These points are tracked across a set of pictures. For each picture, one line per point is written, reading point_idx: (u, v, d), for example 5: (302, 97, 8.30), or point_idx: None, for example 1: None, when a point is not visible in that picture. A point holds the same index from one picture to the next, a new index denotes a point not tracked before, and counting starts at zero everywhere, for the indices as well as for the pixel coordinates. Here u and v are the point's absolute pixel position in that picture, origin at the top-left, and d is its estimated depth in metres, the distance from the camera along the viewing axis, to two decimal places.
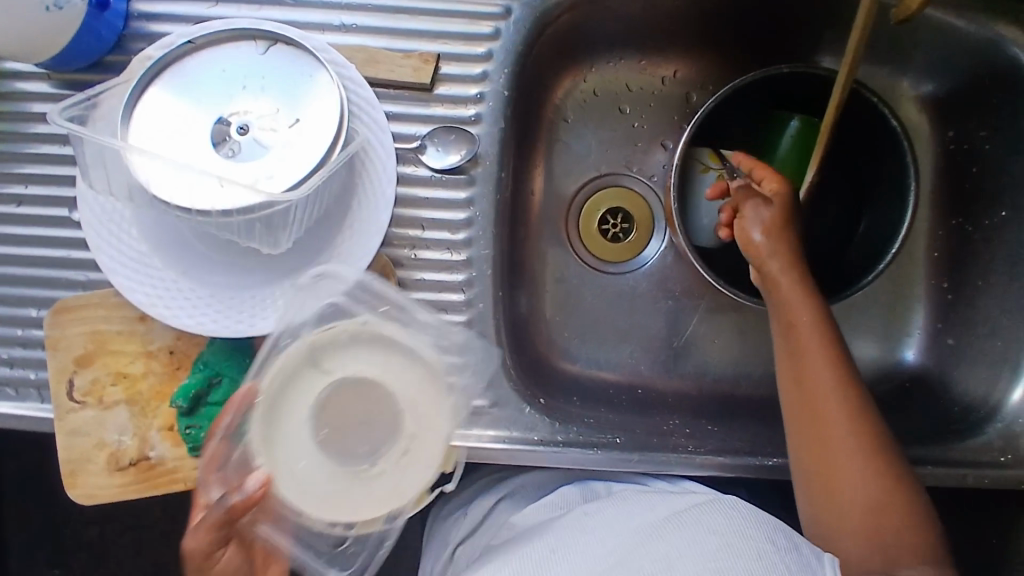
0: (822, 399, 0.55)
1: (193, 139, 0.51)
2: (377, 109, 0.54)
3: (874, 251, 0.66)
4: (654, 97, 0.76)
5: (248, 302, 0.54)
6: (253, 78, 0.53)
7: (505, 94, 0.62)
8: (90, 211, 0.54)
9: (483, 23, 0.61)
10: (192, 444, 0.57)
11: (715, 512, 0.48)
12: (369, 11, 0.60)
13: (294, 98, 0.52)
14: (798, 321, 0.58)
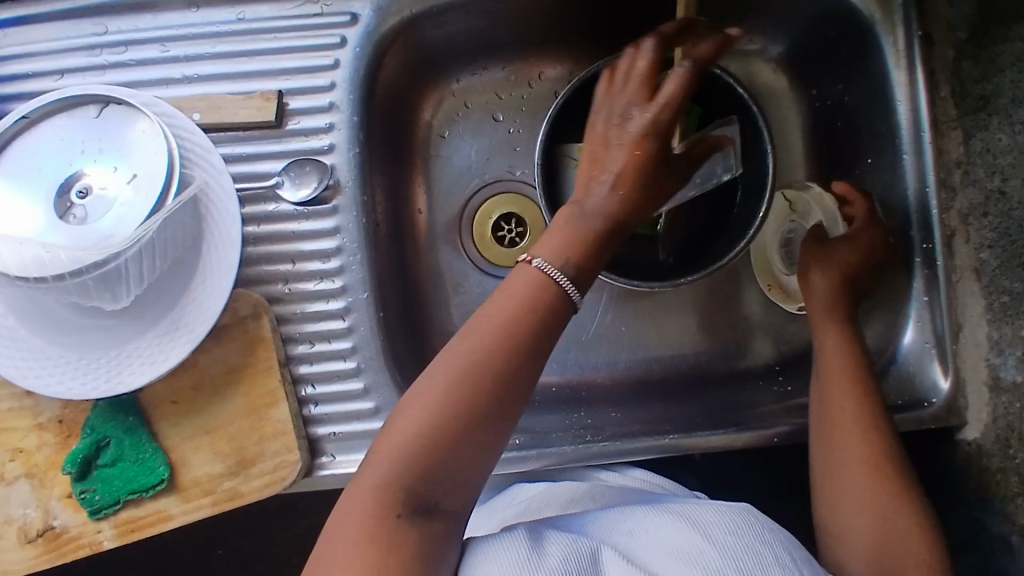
0: (845, 428, 0.55)
1: (33, 209, 0.52)
2: (213, 153, 0.56)
3: (747, 215, 0.67)
4: (526, 100, 0.76)
5: (117, 357, 0.55)
6: (88, 142, 0.54)
7: (355, 121, 0.63)
8: None
9: (323, 55, 0.63)
10: (89, 508, 0.58)
11: (736, 518, 0.45)
12: (209, 60, 0.62)
13: (128, 153, 0.53)
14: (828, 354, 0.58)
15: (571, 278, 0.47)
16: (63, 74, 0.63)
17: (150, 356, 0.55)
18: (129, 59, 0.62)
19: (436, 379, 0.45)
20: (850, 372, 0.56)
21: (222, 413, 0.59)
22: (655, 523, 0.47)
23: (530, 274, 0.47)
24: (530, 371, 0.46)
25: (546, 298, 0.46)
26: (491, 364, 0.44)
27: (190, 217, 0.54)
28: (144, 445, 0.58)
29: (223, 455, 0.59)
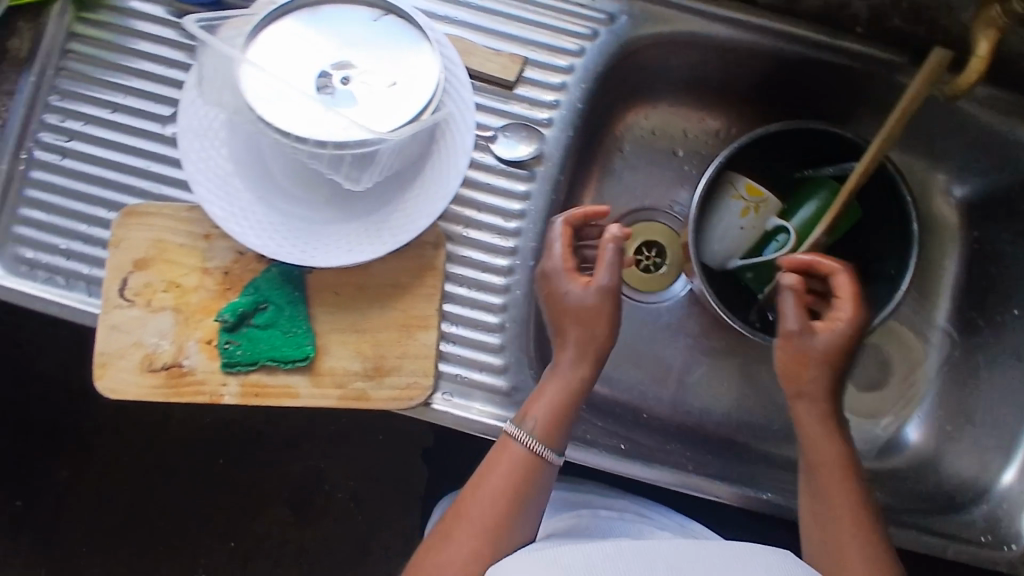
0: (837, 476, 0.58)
1: (297, 79, 0.55)
2: (466, 88, 0.60)
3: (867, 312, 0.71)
4: (706, 147, 0.82)
5: (316, 234, 0.58)
6: (361, 36, 0.56)
7: (578, 107, 0.68)
8: (189, 123, 0.58)
9: (572, 41, 0.67)
10: (226, 359, 0.60)
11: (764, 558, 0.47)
12: (472, 10, 0.67)
13: (396, 60, 0.56)
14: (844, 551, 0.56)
15: (540, 438, 0.58)
16: None
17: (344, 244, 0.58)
18: None
19: (461, 524, 0.56)
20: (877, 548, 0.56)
21: (376, 319, 0.62)
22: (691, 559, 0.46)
23: (545, 429, 0.58)
24: (533, 489, 0.58)
25: (535, 465, 0.58)
26: (517, 477, 0.57)
27: (429, 136, 0.58)
28: (299, 322, 0.61)
29: (363, 357, 0.61)
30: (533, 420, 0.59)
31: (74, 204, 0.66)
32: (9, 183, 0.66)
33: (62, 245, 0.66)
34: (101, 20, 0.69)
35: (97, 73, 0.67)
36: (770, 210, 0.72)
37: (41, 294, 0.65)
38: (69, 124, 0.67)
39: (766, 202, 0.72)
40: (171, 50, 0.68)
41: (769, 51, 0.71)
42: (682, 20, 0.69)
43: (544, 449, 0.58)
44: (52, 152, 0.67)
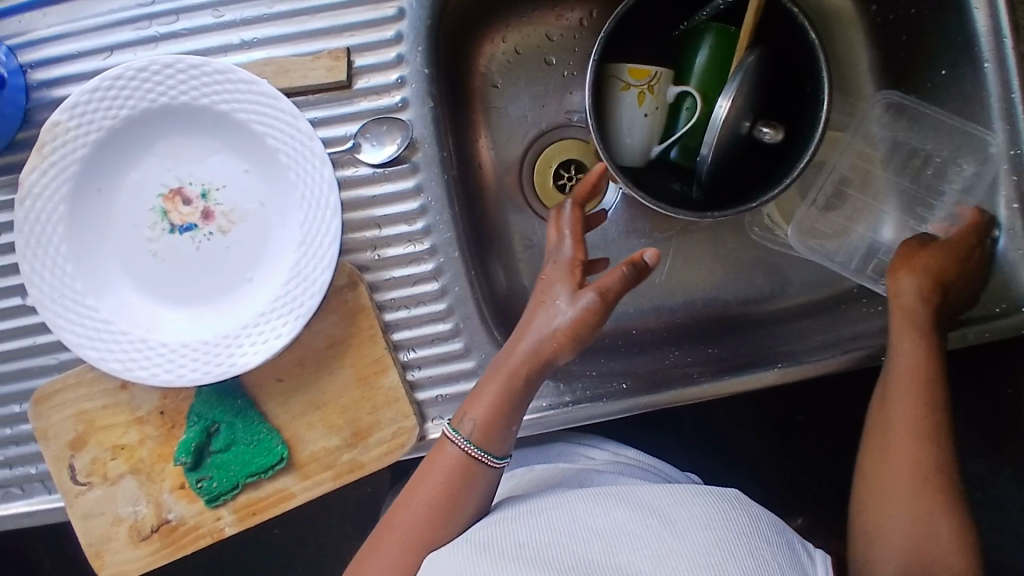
0: (901, 394, 0.59)
1: (152, 218, 0.55)
2: (298, 119, 0.53)
3: (802, 138, 0.67)
4: (577, 41, 0.75)
5: (225, 340, 0.53)
6: (184, 153, 0.55)
7: (426, 73, 0.61)
8: (41, 289, 0.52)
9: (385, 5, 0.60)
10: (207, 497, 0.57)
11: (701, 503, 0.46)
12: (266, 22, 0.59)
13: (229, 162, 0.55)
14: (903, 412, 0.59)
15: (477, 442, 0.54)
16: (112, 52, 0.59)
17: (260, 342, 0.53)
18: (182, 29, 0.59)
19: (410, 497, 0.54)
20: (919, 446, 0.58)
21: (331, 386, 0.58)
22: (614, 528, 0.44)
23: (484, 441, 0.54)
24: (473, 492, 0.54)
25: (473, 471, 0.54)
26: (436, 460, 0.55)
27: (292, 200, 0.54)
28: (257, 427, 0.57)
29: (339, 427, 0.58)
30: (472, 421, 0.54)
31: None
32: None
33: None
34: None
35: None
36: (664, 82, 0.67)
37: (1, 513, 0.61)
38: None
39: (656, 75, 0.67)
40: None
41: None
42: None
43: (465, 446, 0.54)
44: None
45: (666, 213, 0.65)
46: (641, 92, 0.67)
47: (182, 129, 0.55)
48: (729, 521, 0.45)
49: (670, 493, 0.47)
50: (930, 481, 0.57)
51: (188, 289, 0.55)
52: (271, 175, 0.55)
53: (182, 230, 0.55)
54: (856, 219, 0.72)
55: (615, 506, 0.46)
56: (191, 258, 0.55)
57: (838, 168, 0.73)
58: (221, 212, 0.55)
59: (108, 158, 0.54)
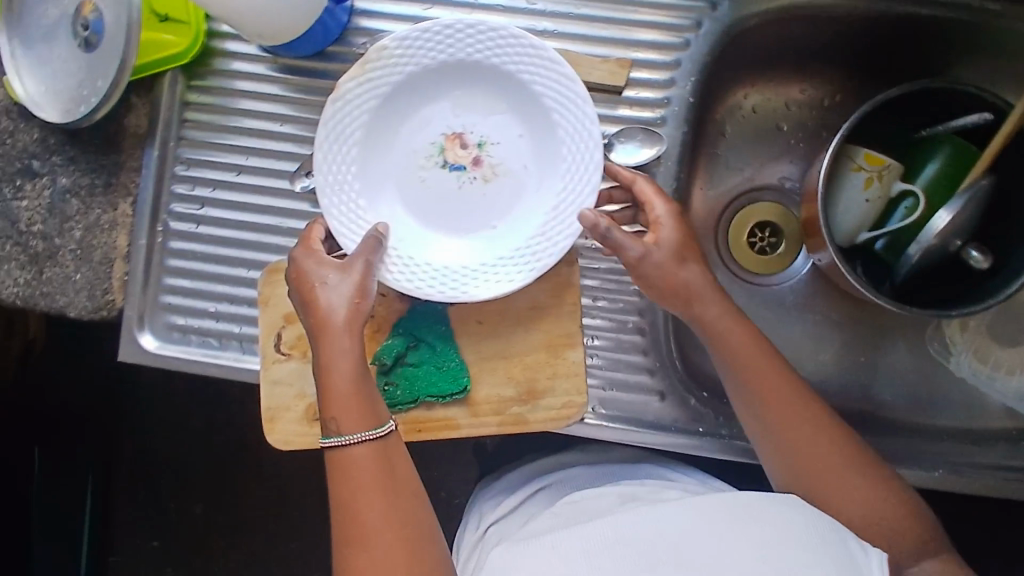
0: (766, 368, 0.61)
1: (429, 147, 0.62)
2: (586, 104, 0.59)
3: (1017, 265, 0.67)
4: (813, 117, 0.79)
5: (462, 273, 0.60)
6: (474, 101, 0.62)
7: (690, 101, 0.67)
8: (325, 177, 0.59)
9: (674, 34, 0.66)
10: (387, 401, 0.62)
11: (756, 508, 0.52)
12: (570, 19, 0.67)
13: (508, 119, 0.62)
14: (756, 372, 0.61)
15: (348, 433, 0.56)
16: (432, 5, 0.68)
17: (492, 282, 0.60)
18: (498, 4, 0.67)
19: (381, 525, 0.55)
20: (843, 445, 0.60)
21: (524, 343, 0.63)
22: (665, 533, 0.52)
23: (354, 425, 0.56)
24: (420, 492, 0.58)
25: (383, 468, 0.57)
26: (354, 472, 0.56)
27: (555, 170, 0.61)
28: (452, 356, 0.62)
29: (516, 382, 0.63)
30: (337, 424, 0.56)
31: (212, 268, 0.69)
32: (150, 256, 0.69)
33: (211, 309, 0.69)
34: (208, 85, 0.69)
35: (212, 137, 0.69)
36: (894, 177, 0.71)
37: (199, 357, 0.68)
38: (199, 190, 0.69)
39: (888, 167, 0.71)
40: (280, 105, 0.69)
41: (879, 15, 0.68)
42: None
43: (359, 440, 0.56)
44: (186, 221, 0.69)
45: (865, 293, 0.67)
46: (869, 177, 0.71)
47: (482, 79, 0.62)
48: (781, 526, 0.50)
49: (722, 501, 0.54)
50: (851, 470, 0.59)
51: (441, 216, 0.62)
52: (543, 142, 0.62)
53: (451, 168, 0.62)
54: None
55: (665, 514, 0.54)
56: (452, 192, 0.62)
57: None
58: (489, 163, 0.62)
59: (410, 87, 0.61)
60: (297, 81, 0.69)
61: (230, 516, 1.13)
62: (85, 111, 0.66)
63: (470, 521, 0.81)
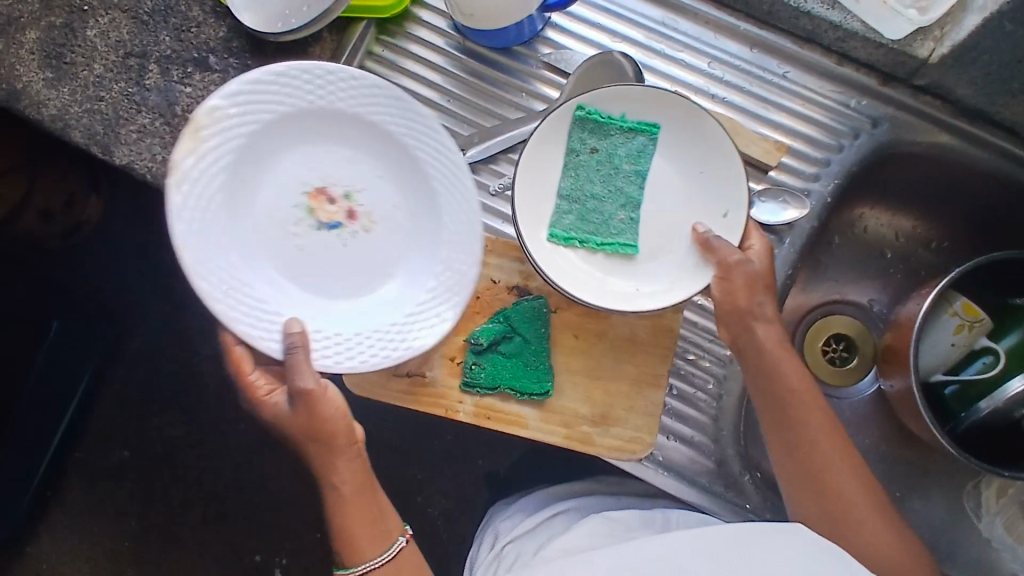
0: (779, 360, 0.63)
1: (290, 187, 0.63)
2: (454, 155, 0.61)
3: None
4: (916, 254, 0.83)
5: (349, 340, 0.61)
6: (310, 126, 0.62)
7: (826, 201, 0.71)
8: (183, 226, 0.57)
9: (831, 136, 0.71)
10: (469, 379, 0.64)
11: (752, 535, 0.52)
12: (742, 93, 0.71)
13: (376, 175, 0.64)
14: (767, 354, 0.63)
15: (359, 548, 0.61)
16: (622, 40, 0.73)
17: (387, 343, 0.61)
18: (683, 59, 0.72)
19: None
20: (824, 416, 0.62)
21: (610, 370, 0.65)
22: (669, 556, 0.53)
23: (370, 548, 0.62)
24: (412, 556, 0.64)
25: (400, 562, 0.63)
26: (371, 530, 0.62)
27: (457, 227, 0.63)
28: (542, 357, 0.64)
29: (593, 403, 0.65)
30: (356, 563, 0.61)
31: None
32: None
33: None
34: (395, 44, 0.75)
35: None
36: (982, 332, 0.74)
37: None
38: None
39: (982, 321, 0.74)
40: (451, 81, 0.74)
41: (1016, 180, 0.73)
42: (933, 137, 0.72)
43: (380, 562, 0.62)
44: None
45: (932, 428, 0.70)
46: (961, 324, 0.74)
47: (327, 121, 0.62)
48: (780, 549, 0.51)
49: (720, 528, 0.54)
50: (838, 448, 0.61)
51: (345, 283, 0.63)
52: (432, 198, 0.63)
53: (329, 227, 0.63)
54: None
55: (669, 538, 0.55)
56: (332, 250, 0.63)
57: None
58: (363, 214, 0.64)
59: (265, 140, 0.61)
60: (473, 63, 0.75)
61: (217, 449, 1.12)
62: (282, 30, 0.71)
63: (484, 538, 0.79)
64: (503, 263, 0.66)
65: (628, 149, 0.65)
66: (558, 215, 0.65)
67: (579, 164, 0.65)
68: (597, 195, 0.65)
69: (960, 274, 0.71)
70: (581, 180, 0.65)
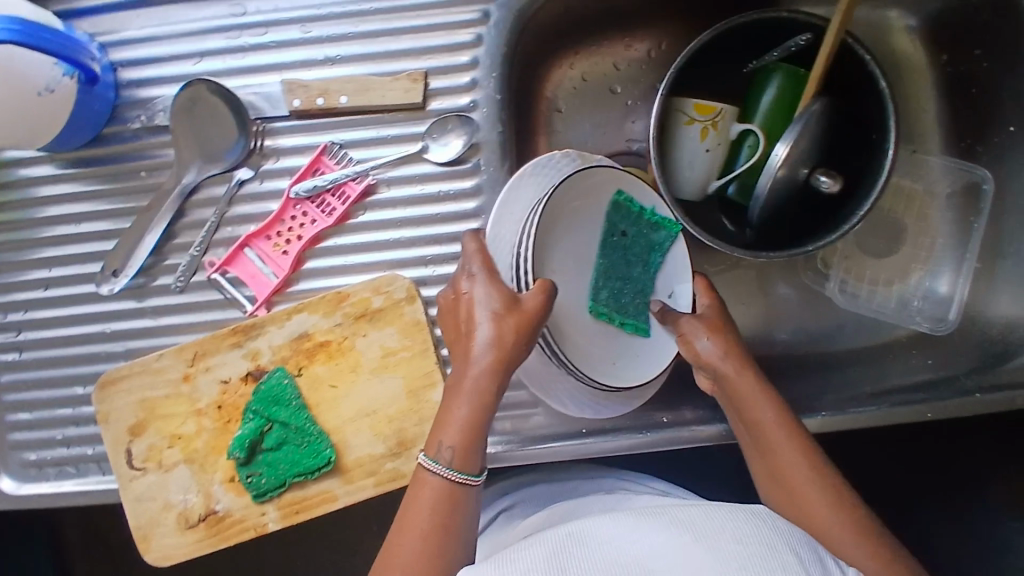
0: (744, 385, 0.55)
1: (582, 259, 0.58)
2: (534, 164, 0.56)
3: (866, 187, 0.65)
4: (643, 70, 0.76)
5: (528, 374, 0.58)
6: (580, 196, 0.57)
7: (498, 98, 0.62)
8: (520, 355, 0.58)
9: (464, 32, 0.61)
10: (255, 492, 0.58)
11: (726, 516, 0.46)
12: (350, 40, 0.60)
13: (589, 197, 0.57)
14: (734, 384, 0.56)
15: (455, 467, 0.51)
16: (203, 58, 0.61)
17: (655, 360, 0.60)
18: (271, 41, 0.60)
19: (409, 540, 0.49)
20: (792, 435, 0.54)
21: (382, 395, 0.60)
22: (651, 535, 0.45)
23: (457, 459, 0.51)
24: (462, 517, 0.50)
25: (456, 498, 0.51)
26: (460, 443, 0.51)
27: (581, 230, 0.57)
28: (308, 429, 0.58)
29: (384, 436, 0.59)
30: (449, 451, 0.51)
31: (46, 393, 0.64)
32: None
33: (57, 436, 0.64)
34: None
35: (10, 254, 0.63)
36: (730, 119, 0.67)
37: (57, 489, 0.64)
38: (9, 317, 0.63)
39: (723, 109, 0.67)
40: (75, 203, 0.62)
41: None
42: None
43: (440, 474, 0.51)
44: (7, 351, 0.64)
45: (714, 243, 0.63)
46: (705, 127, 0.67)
47: None
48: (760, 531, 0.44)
49: (693, 511, 0.47)
50: (807, 470, 0.53)
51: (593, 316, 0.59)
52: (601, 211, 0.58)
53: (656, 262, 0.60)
54: (913, 271, 0.72)
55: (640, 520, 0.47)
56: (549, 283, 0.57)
57: (900, 218, 0.72)
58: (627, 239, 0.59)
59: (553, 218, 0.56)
60: (85, 173, 0.62)
61: None
62: None
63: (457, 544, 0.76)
64: (224, 358, 0.60)
65: (657, 234, 0.59)
66: (595, 287, 0.59)
67: (610, 249, 0.59)
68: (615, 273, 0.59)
69: (669, 82, 0.63)
70: (607, 263, 0.59)
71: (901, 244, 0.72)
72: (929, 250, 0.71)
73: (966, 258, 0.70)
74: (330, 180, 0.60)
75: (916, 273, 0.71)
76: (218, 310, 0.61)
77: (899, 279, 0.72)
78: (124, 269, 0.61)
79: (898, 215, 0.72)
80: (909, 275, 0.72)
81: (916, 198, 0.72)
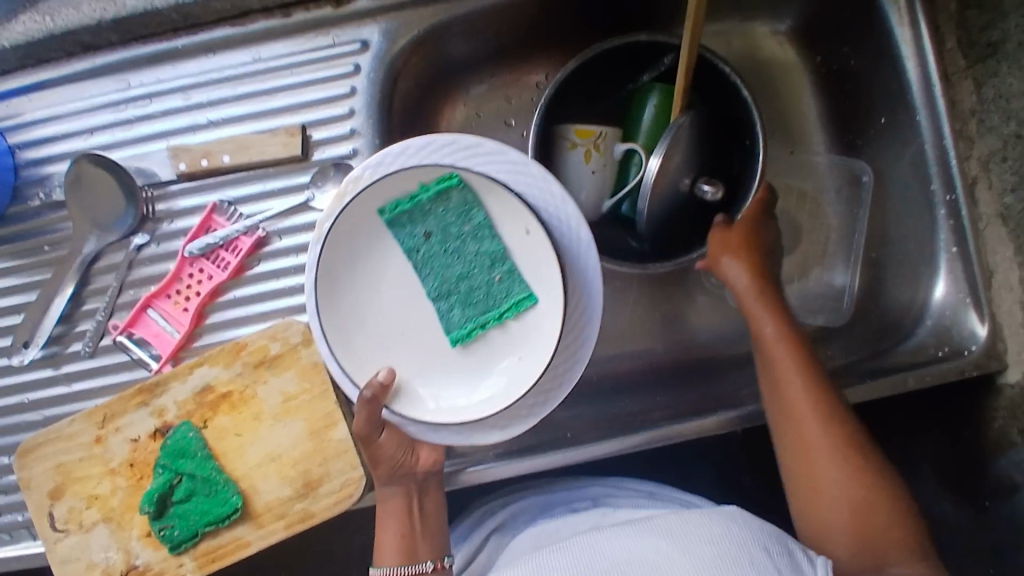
0: (810, 409, 0.56)
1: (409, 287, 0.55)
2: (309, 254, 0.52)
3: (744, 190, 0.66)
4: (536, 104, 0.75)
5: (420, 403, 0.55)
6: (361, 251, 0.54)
7: (377, 143, 0.64)
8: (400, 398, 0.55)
9: (339, 83, 0.64)
10: (170, 544, 0.60)
11: (705, 523, 0.48)
12: (228, 102, 0.64)
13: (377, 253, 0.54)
14: (795, 404, 0.57)
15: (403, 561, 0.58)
16: (93, 133, 0.64)
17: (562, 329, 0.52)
18: (154, 111, 0.64)
19: None
20: (830, 450, 0.55)
21: (286, 439, 0.61)
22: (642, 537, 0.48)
23: (391, 556, 0.58)
24: None
25: None
26: (398, 539, 0.58)
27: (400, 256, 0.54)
28: (215, 478, 0.60)
29: (291, 478, 0.61)
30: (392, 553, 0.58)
31: None
32: None
33: None
34: None
35: None
36: (612, 141, 0.69)
37: None
38: None
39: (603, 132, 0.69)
40: None
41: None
42: None
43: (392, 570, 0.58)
44: None
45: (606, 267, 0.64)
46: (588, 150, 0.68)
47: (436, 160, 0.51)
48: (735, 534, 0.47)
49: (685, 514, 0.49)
50: (840, 485, 0.54)
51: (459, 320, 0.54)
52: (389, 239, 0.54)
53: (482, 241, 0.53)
54: (813, 268, 0.72)
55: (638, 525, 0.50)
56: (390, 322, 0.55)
57: (796, 217, 0.73)
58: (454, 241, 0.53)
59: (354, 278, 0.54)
60: None
61: None
62: None
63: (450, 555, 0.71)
64: (131, 417, 0.62)
65: (457, 212, 0.52)
66: (443, 316, 0.54)
67: (433, 259, 0.54)
68: (461, 275, 0.54)
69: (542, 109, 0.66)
70: (440, 271, 0.54)
71: (796, 243, 0.73)
72: (824, 245, 0.72)
73: (855, 246, 0.71)
74: (222, 237, 0.62)
75: (813, 268, 0.72)
76: (127, 370, 0.64)
77: (800, 278, 0.72)
78: (36, 339, 0.64)
79: (790, 216, 0.73)
80: (807, 271, 0.72)
81: (805, 194, 0.73)
